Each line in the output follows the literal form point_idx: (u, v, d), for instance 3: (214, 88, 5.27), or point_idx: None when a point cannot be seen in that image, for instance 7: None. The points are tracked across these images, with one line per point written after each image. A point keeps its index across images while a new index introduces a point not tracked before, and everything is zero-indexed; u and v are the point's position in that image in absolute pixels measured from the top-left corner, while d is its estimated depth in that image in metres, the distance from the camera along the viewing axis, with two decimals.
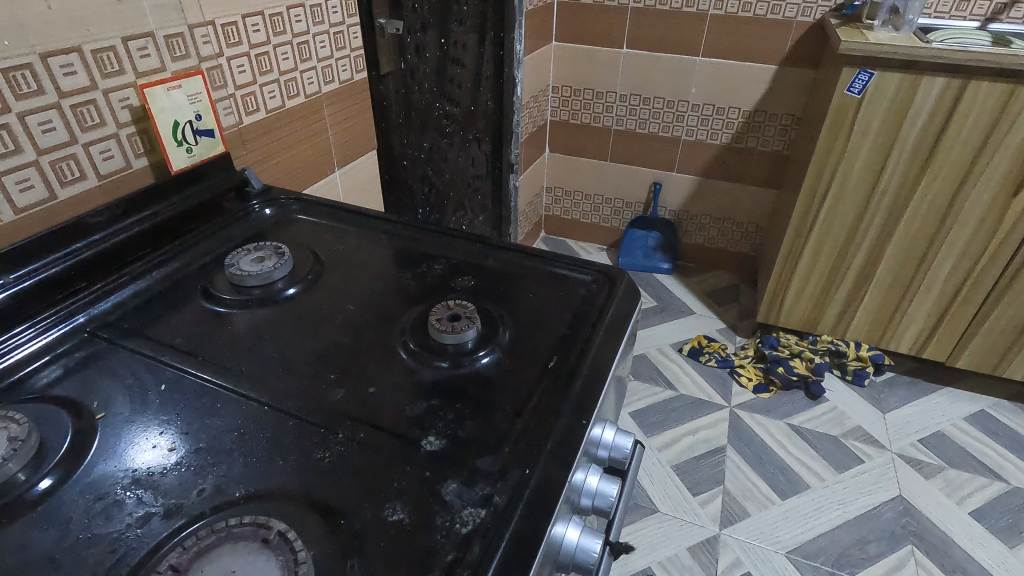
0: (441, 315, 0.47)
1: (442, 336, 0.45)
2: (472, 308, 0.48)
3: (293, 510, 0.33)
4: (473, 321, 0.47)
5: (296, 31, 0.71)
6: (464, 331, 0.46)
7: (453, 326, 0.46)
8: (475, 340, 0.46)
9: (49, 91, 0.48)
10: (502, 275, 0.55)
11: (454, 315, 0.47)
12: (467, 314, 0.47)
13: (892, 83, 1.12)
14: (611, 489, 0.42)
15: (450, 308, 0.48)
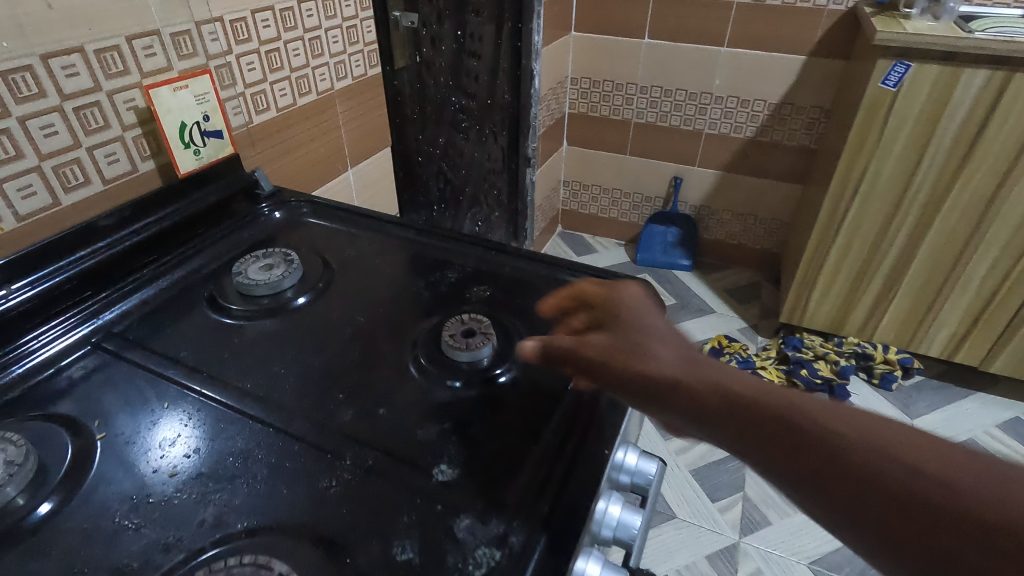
0: (454, 330, 0.45)
1: (456, 352, 0.43)
2: (486, 321, 0.47)
3: (298, 547, 0.32)
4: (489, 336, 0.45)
5: (307, 25, 0.68)
6: (480, 347, 0.44)
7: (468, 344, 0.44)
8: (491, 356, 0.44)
9: (51, 93, 0.46)
10: (520, 284, 0.52)
11: (468, 331, 0.45)
12: (481, 328, 0.45)
13: (930, 75, 1.07)
14: (634, 520, 0.39)
15: (463, 322, 0.46)
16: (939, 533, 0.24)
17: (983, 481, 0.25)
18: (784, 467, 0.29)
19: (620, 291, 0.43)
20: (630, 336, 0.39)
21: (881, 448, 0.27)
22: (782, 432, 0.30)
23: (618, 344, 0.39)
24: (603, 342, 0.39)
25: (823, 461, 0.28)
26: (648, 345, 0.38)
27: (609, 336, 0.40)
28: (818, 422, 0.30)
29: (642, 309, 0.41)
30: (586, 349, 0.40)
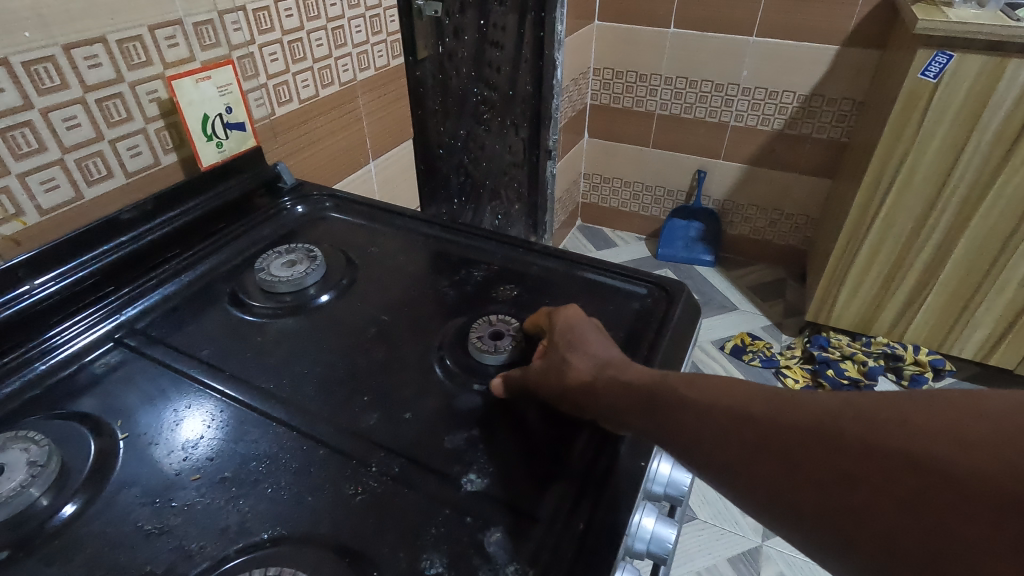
0: (483, 333, 0.44)
1: (488, 357, 0.42)
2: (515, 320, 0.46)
3: (324, 559, 0.30)
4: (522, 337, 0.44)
5: (330, 15, 0.67)
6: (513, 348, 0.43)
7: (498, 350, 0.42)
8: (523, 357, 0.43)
9: (73, 85, 0.45)
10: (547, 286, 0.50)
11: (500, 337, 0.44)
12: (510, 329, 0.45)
13: (974, 66, 1.02)
14: (668, 533, 0.37)
15: (490, 323, 0.45)
16: (875, 505, 0.22)
17: (911, 425, 0.22)
18: (730, 474, 0.27)
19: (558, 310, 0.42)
20: (568, 363, 0.38)
21: (806, 428, 0.25)
22: (719, 438, 0.28)
23: (561, 374, 0.37)
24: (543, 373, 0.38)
25: (761, 457, 0.26)
26: (588, 372, 0.37)
27: (548, 364, 0.38)
28: (749, 417, 0.27)
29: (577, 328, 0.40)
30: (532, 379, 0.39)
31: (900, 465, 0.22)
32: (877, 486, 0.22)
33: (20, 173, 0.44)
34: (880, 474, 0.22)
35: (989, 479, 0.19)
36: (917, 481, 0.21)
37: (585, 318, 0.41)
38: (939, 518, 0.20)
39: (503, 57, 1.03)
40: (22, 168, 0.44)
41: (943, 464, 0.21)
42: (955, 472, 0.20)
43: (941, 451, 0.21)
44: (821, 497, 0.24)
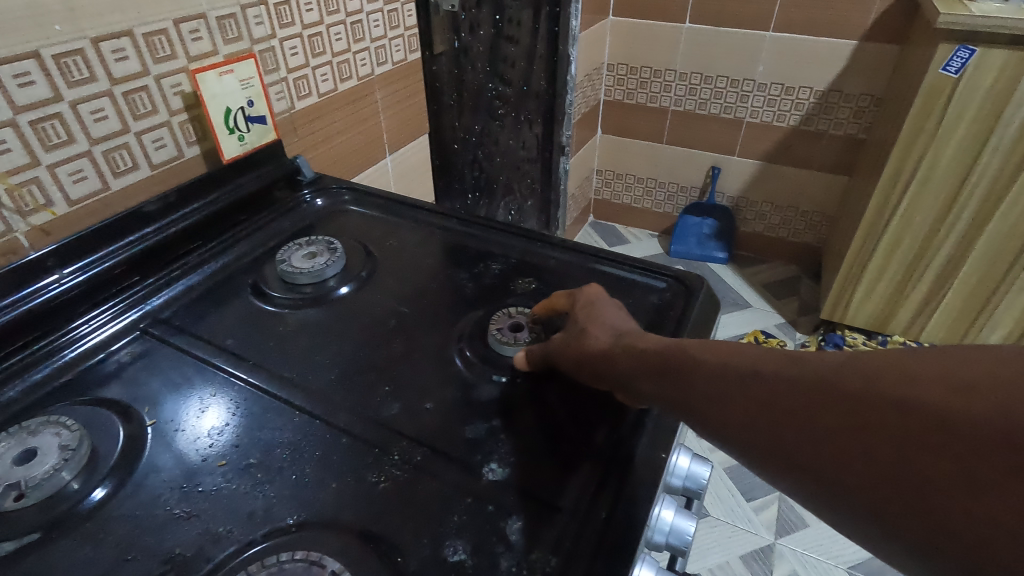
0: (502, 325, 0.44)
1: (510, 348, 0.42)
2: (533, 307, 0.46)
3: (348, 544, 0.31)
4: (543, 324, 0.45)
5: (349, 9, 0.67)
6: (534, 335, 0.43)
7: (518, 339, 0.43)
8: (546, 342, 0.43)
9: (101, 77, 0.46)
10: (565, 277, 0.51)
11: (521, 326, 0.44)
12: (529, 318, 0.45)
13: (997, 61, 1.01)
14: (687, 526, 0.37)
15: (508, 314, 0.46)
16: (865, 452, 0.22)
17: (905, 373, 0.22)
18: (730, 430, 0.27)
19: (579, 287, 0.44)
20: (587, 332, 0.39)
21: (806, 381, 0.25)
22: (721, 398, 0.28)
23: (580, 342, 0.39)
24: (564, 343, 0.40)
25: (761, 410, 0.26)
26: (605, 341, 0.38)
27: (568, 334, 0.40)
28: (751, 374, 0.28)
29: (597, 303, 0.42)
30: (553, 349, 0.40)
31: (890, 408, 0.21)
32: (872, 430, 0.22)
33: (50, 165, 0.44)
34: (876, 419, 0.22)
35: (976, 418, 0.19)
36: (906, 422, 0.21)
37: (604, 295, 0.43)
38: (927, 458, 0.20)
39: (518, 52, 1.03)
40: (52, 160, 0.44)
41: (933, 407, 0.20)
42: (946, 414, 0.20)
43: (930, 392, 0.20)
44: (813, 446, 0.23)
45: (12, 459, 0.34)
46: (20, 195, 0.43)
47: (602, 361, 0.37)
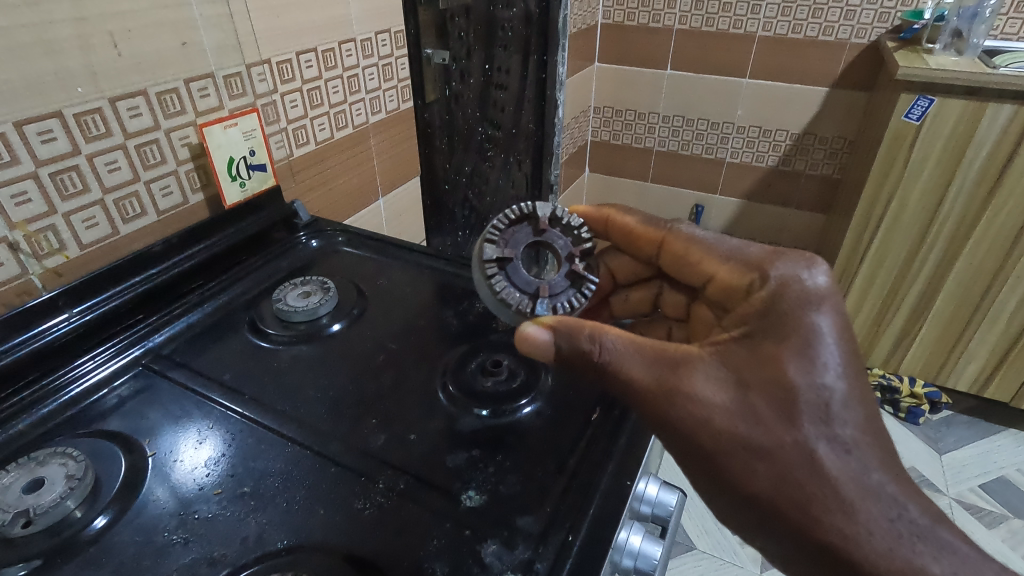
0: (557, 293, 0.44)
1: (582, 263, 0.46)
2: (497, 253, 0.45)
3: (334, 566, 0.33)
4: (508, 230, 0.46)
5: (346, 65, 0.72)
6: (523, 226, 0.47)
7: (694, 401, 0.37)
8: (522, 218, 0.47)
9: (116, 132, 0.50)
10: (727, 245, 0.46)
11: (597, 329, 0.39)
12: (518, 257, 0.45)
13: (954, 110, 1.07)
14: (654, 550, 0.40)
15: (549, 303, 0.43)
16: None
17: None
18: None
19: (802, 318, 0.38)
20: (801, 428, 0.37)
21: None
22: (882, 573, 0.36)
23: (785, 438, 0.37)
24: (755, 420, 0.37)
25: None
26: (814, 448, 0.37)
27: (772, 417, 0.37)
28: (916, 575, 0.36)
29: (826, 366, 0.37)
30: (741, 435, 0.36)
31: None
32: None
33: (65, 213, 0.48)
34: None
35: None
36: None
37: (833, 339, 0.38)
38: None
39: (509, 98, 1.03)
40: (67, 208, 0.48)
41: None
42: None
43: None
44: None
45: (20, 488, 0.37)
46: (37, 241, 0.47)
47: (786, 475, 0.37)
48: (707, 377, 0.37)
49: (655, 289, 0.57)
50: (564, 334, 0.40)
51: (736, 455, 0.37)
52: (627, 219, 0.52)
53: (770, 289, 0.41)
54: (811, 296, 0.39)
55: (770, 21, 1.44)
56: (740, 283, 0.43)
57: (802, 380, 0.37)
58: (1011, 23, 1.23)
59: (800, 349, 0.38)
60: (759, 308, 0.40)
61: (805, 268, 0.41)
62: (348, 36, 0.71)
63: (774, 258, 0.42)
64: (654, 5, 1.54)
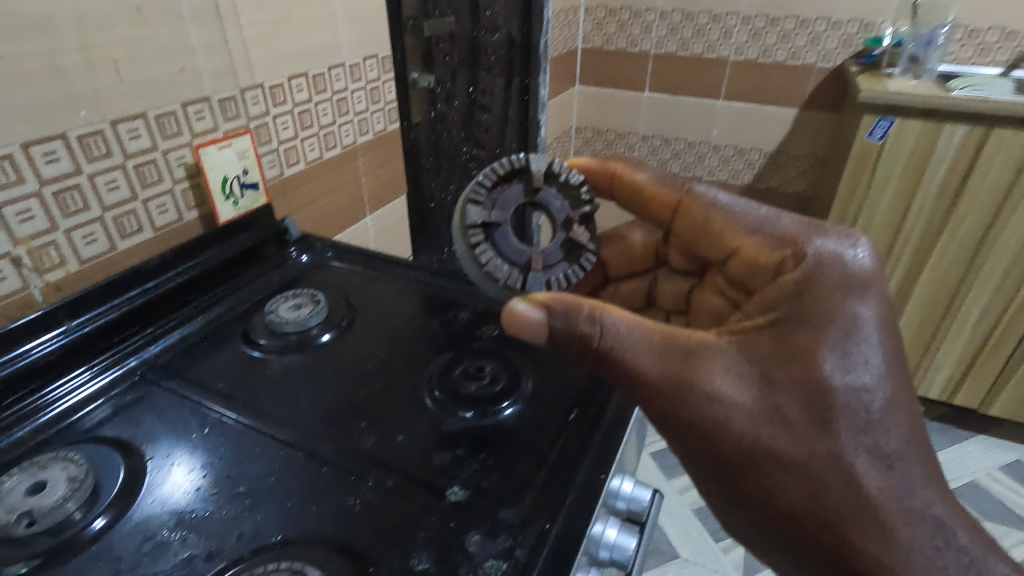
0: (552, 266, 0.48)
1: (575, 225, 0.48)
2: (486, 219, 0.46)
3: (328, 556, 0.36)
4: (496, 189, 0.47)
5: (335, 88, 0.76)
6: (512, 183, 0.47)
7: (718, 400, 0.40)
8: (514, 174, 0.47)
9: (116, 153, 0.52)
10: (754, 216, 0.49)
11: (595, 309, 0.42)
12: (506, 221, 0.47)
13: (913, 130, 1.13)
14: (628, 542, 0.43)
15: (542, 275, 0.47)
16: None
17: None
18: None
19: (845, 309, 0.41)
20: (835, 436, 0.41)
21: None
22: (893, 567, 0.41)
23: (818, 444, 0.41)
24: (783, 421, 0.40)
25: None
26: (847, 454, 0.41)
27: (802, 420, 0.40)
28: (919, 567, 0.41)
29: (863, 369, 0.41)
30: (767, 438, 0.40)
31: None
32: None
33: (66, 229, 0.50)
34: None
35: None
36: None
37: (871, 334, 0.41)
38: None
39: (492, 118, 1.07)
40: (68, 225, 0.50)
41: None
42: None
43: None
44: None
45: (24, 491, 0.39)
46: (39, 256, 0.49)
47: (816, 483, 0.41)
48: (727, 374, 0.41)
49: (650, 279, 0.62)
50: (558, 314, 0.42)
51: (762, 458, 0.41)
52: (639, 177, 0.55)
53: (805, 269, 0.44)
54: (852, 282, 0.42)
55: (741, 46, 1.51)
56: (772, 258, 0.46)
57: (839, 383, 0.40)
58: (964, 49, 1.31)
59: (835, 343, 0.41)
60: (790, 292, 0.43)
61: (842, 245, 0.44)
62: (337, 61, 0.75)
63: (807, 232, 0.45)
64: (631, 30, 1.61)
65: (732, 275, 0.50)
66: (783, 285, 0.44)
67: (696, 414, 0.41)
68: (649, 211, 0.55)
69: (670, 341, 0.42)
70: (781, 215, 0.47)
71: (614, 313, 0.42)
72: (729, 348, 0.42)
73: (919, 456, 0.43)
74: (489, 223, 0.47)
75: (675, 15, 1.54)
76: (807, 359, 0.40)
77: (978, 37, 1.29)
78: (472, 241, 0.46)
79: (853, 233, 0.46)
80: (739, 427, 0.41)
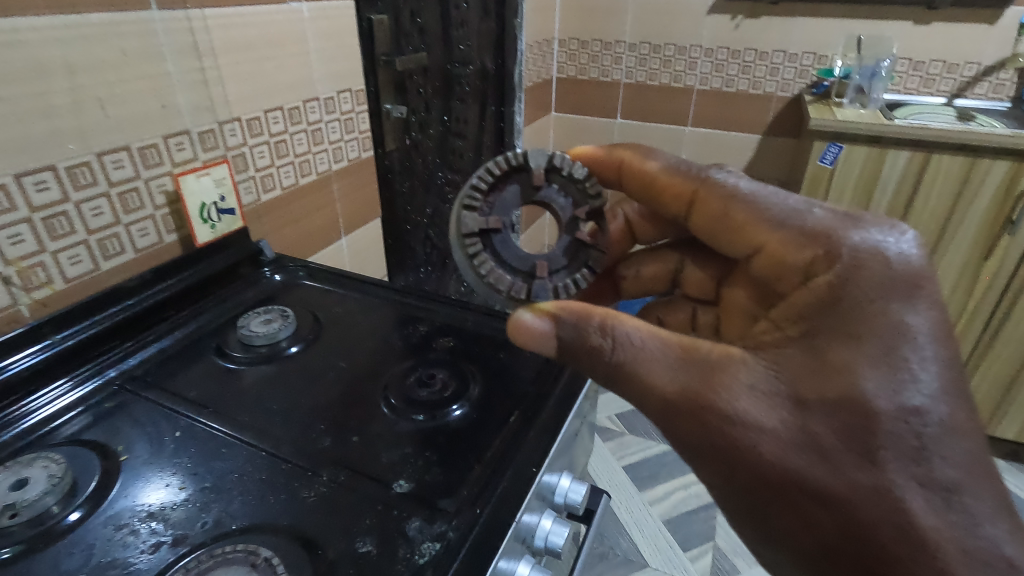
0: (556, 276, 0.50)
1: (581, 223, 0.50)
2: (483, 226, 0.48)
3: (281, 540, 0.40)
4: (494, 192, 0.49)
5: (310, 120, 0.82)
6: (509, 185, 0.49)
7: (740, 422, 0.40)
8: (513, 172, 0.49)
9: (101, 182, 0.57)
10: (779, 207, 0.45)
11: (605, 320, 0.43)
12: (505, 225, 0.49)
13: (860, 155, 1.21)
14: (562, 531, 0.47)
15: (547, 283, 0.49)
16: None
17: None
18: None
19: (885, 319, 0.39)
20: (882, 469, 0.38)
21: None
22: None
23: (859, 476, 0.38)
24: (816, 449, 0.39)
25: None
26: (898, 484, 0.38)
27: (841, 450, 0.38)
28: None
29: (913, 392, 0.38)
30: (798, 466, 0.39)
31: None
32: None
33: (53, 251, 0.55)
34: None
35: None
36: None
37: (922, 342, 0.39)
38: None
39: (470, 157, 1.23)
40: (55, 247, 0.55)
41: None
42: None
43: None
44: None
45: (7, 486, 0.43)
46: (28, 276, 0.54)
47: (854, 516, 0.39)
48: (752, 397, 0.40)
49: (675, 262, 0.63)
50: (567, 325, 0.44)
51: (794, 486, 0.40)
52: (649, 166, 0.54)
53: (838, 270, 0.40)
54: (896, 285, 0.39)
55: (705, 76, 1.60)
56: (800, 258, 0.42)
57: (886, 406, 0.38)
58: (910, 80, 1.42)
59: (876, 356, 0.38)
60: (823, 296, 0.40)
61: (880, 235, 0.42)
62: (311, 95, 0.81)
63: (842, 226, 0.42)
64: (602, 62, 1.69)
65: (756, 273, 0.46)
66: (814, 289, 0.41)
67: (718, 436, 0.40)
68: (661, 202, 0.53)
69: (689, 356, 0.42)
70: (810, 206, 0.44)
71: (626, 324, 0.43)
72: (753, 364, 0.41)
73: (980, 488, 0.40)
74: (487, 229, 0.49)
75: (643, 48, 1.63)
76: (845, 377, 0.38)
77: (922, 68, 1.40)
78: (471, 250, 0.48)
79: (897, 221, 0.43)
80: (766, 450, 0.39)
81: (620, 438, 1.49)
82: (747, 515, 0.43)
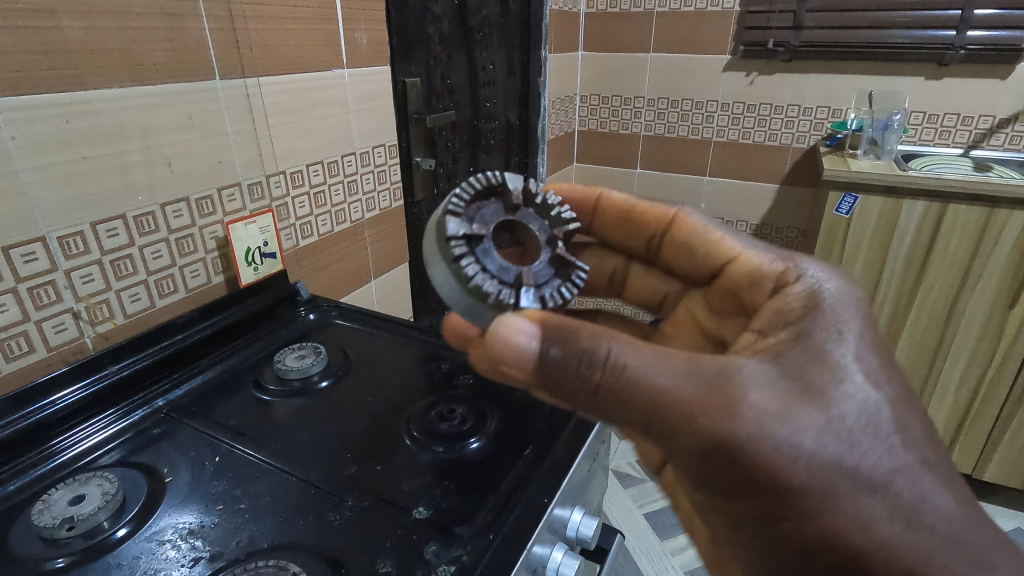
0: (543, 283, 0.49)
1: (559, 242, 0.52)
2: (468, 232, 0.48)
3: (308, 559, 0.43)
4: (473, 206, 0.50)
5: (347, 172, 0.89)
6: (488, 202, 0.50)
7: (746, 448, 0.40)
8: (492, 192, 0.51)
9: (162, 229, 0.64)
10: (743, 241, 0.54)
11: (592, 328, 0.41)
12: (488, 235, 0.49)
13: (876, 205, 1.24)
14: (572, 563, 0.48)
15: (535, 291, 0.48)
16: None
17: None
18: None
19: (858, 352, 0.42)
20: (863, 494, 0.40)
21: None
22: None
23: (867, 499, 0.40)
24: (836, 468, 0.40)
25: None
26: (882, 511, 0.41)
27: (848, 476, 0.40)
28: None
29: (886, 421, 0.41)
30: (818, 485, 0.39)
31: None
32: None
33: (118, 289, 0.61)
34: None
35: None
36: None
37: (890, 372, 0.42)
38: None
39: None
40: (119, 286, 0.61)
41: None
42: None
43: None
44: None
45: (65, 502, 0.47)
46: (95, 311, 0.60)
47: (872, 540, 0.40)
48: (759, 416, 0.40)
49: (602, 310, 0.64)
50: (553, 334, 0.41)
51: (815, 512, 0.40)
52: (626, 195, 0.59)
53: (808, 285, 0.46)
54: None
55: (722, 129, 1.66)
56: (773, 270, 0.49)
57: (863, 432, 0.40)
58: (925, 131, 1.45)
59: (851, 384, 0.41)
60: (805, 301, 0.45)
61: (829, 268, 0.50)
62: (349, 150, 0.88)
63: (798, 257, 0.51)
64: (623, 115, 1.77)
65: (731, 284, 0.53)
66: (794, 294, 0.46)
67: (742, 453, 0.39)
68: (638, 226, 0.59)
69: (689, 363, 0.40)
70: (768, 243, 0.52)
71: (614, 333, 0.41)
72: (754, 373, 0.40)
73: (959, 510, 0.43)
74: (471, 236, 0.48)
75: (661, 103, 1.71)
76: None
77: (936, 121, 1.43)
78: (457, 253, 0.47)
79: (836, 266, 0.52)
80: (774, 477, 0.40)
81: (642, 484, 1.47)
82: (741, 532, 0.45)
